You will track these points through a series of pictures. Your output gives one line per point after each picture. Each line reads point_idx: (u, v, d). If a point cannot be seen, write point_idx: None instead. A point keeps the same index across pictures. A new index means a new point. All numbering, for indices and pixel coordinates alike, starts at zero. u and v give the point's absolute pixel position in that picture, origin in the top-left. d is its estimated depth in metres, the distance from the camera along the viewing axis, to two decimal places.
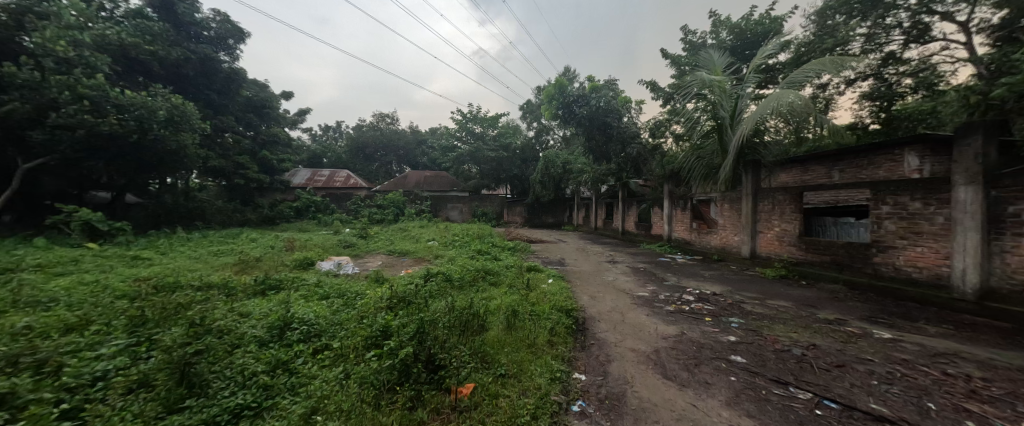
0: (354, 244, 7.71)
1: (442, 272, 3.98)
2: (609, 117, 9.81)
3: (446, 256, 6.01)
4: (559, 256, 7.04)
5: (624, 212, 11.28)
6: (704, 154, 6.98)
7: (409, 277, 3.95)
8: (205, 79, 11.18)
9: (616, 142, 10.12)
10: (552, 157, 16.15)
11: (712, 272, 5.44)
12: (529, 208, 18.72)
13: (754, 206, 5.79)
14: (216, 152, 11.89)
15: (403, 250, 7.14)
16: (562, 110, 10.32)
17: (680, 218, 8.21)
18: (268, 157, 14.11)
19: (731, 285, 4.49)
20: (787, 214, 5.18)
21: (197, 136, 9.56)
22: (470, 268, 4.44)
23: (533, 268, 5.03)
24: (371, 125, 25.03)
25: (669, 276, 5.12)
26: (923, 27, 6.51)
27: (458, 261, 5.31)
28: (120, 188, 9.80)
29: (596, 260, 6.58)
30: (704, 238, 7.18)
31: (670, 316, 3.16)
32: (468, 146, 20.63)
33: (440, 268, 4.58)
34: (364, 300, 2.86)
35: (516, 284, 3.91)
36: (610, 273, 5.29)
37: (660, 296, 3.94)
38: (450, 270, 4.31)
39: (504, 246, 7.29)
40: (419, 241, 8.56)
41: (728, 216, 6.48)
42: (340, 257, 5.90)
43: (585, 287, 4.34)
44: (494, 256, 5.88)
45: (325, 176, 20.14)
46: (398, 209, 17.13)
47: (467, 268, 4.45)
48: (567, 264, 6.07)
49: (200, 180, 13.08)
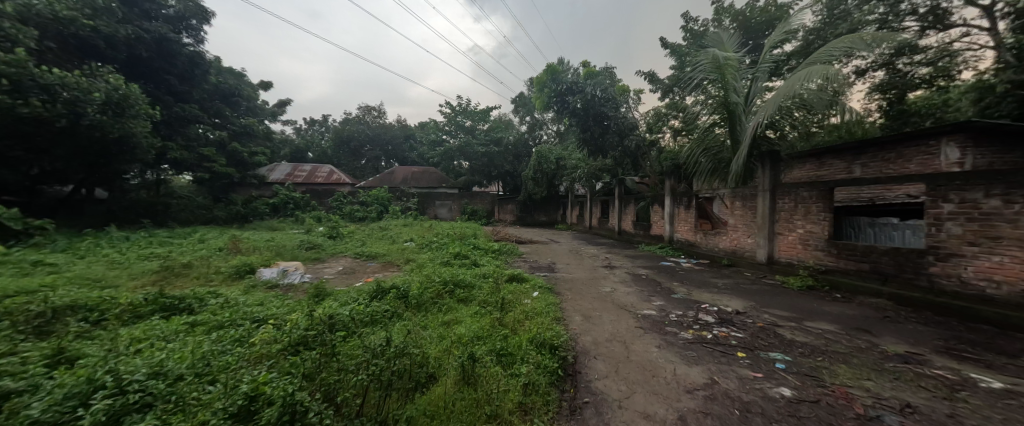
0: (320, 245, 6.87)
1: (395, 286, 3.15)
2: (606, 107, 8.92)
3: (419, 261, 5.22)
4: (548, 260, 6.25)
5: (621, 210, 10.53)
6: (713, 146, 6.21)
7: (354, 292, 3.12)
8: (164, 63, 10.17)
9: (612, 134, 9.18)
10: (545, 152, 15.36)
11: (725, 281, 4.67)
12: (521, 206, 17.96)
13: (772, 204, 5.04)
14: (179, 143, 10.93)
15: (373, 253, 6.32)
16: (554, 98, 9.33)
17: (683, 218, 7.43)
18: (238, 149, 13.17)
19: (754, 299, 3.71)
20: (814, 213, 4.42)
21: (149, 124, 8.62)
22: (435, 279, 3.61)
23: (515, 277, 4.23)
24: (357, 118, 24.05)
25: (676, 286, 4.34)
26: (941, 12, 5.73)
27: (428, 268, 4.50)
28: (81, 181, 9.20)
29: (590, 265, 5.81)
30: (711, 240, 6.41)
31: (688, 348, 2.38)
32: (458, 141, 19.77)
33: (401, 278, 3.76)
34: (262, 333, 2.02)
35: (488, 302, 3.09)
36: (606, 282, 4.52)
37: (670, 315, 3.16)
38: (409, 281, 3.47)
39: (487, 249, 6.50)
40: (396, 242, 7.74)
41: (740, 216, 5.72)
42: (293, 262, 5.05)
43: (577, 302, 3.55)
44: (473, 262, 5.07)
45: (307, 171, 19.13)
46: (383, 206, 16.24)
47: (432, 278, 3.65)
48: (558, 270, 5.31)
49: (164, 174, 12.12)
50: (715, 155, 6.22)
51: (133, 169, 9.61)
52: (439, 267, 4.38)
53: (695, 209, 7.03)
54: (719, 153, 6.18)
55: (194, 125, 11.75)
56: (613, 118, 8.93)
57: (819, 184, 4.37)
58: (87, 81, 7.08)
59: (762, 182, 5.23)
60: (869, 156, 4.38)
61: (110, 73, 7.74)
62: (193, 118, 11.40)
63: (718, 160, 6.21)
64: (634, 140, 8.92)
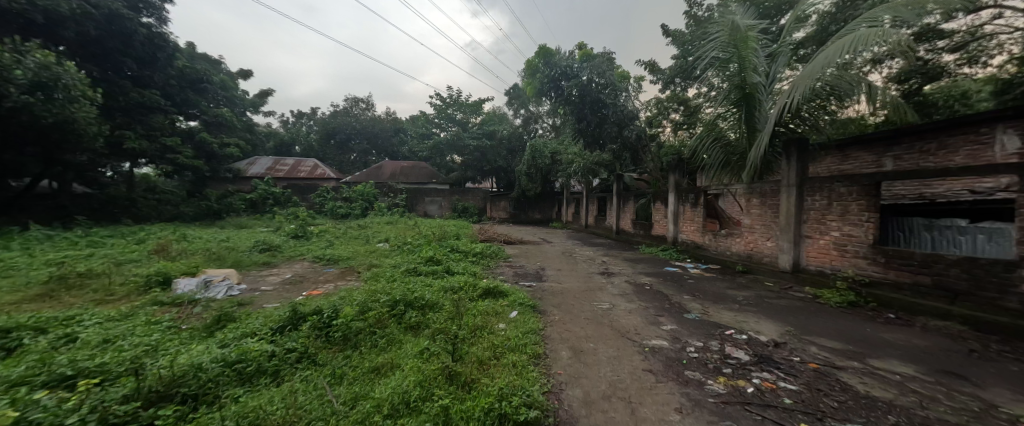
0: (279, 247, 6.01)
1: (320, 310, 2.33)
2: (604, 93, 8.07)
3: (383, 267, 4.43)
4: (537, 265, 5.45)
5: (619, 208, 9.74)
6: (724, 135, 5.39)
7: (261, 319, 2.29)
8: (116, 43, 9.29)
9: (610, 125, 8.35)
10: (540, 146, 14.56)
11: (745, 294, 3.90)
12: (515, 203, 17.15)
13: (799, 201, 4.25)
14: (137, 132, 10.04)
15: (336, 256, 5.49)
16: (547, 84, 8.49)
17: (688, 217, 6.62)
18: (208, 141, 12.26)
19: (791, 322, 2.93)
20: (856, 213, 3.64)
21: (93, 109, 7.75)
22: (382, 295, 2.79)
23: (491, 291, 3.42)
24: (344, 110, 23.05)
25: (688, 302, 3.57)
26: None
27: (386, 278, 3.67)
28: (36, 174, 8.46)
29: (585, 272, 5.03)
30: (722, 242, 5.63)
31: (724, 415, 1.59)
32: (449, 135, 18.89)
33: (342, 294, 2.94)
34: (26, 413, 1.19)
35: (444, 335, 2.27)
36: (602, 296, 3.74)
37: (688, 348, 2.37)
38: (345, 301, 2.63)
39: (468, 252, 5.69)
40: (370, 243, 6.89)
41: (757, 216, 4.93)
42: (228, 269, 4.19)
43: (565, 327, 2.75)
44: (444, 271, 4.26)
45: (290, 164, 18.18)
46: (368, 203, 15.41)
47: (378, 295, 2.82)
48: (546, 279, 4.52)
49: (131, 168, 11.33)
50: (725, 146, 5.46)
51: (82, 160, 8.71)
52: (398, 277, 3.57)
53: (703, 208, 6.22)
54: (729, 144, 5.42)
55: (157, 113, 10.85)
56: (611, 106, 8.10)
57: (862, 178, 3.58)
58: (9, 56, 6.21)
59: (785, 177, 4.43)
60: (901, 149, 4.85)
61: (42, 49, 6.86)
62: (154, 105, 10.50)
63: (730, 151, 5.45)
64: (635, 131, 8.23)
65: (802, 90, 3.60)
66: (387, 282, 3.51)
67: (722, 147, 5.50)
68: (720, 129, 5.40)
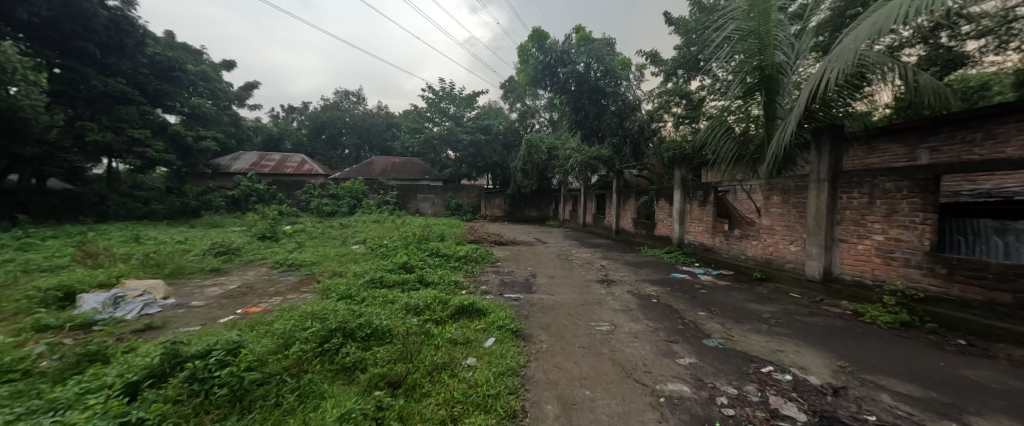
0: (238, 249, 5.36)
1: (210, 353, 1.64)
2: (603, 80, 7.38)
3: (347, 275, 3.83)
4: (528, 271, 4.82)
5: (619, 206, 9.11)
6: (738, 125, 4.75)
7: (126, 364, 1.61)
8: (75, 26, 8.63)
9: (610, 116, 7.70)
10: (535, 141, 13.93)
11: (772, 310, 3.28)
12: (510, 201, 16.54)
13: (832, 199, 3.63)
14: (102, 123, 9.37)
15: (300, 260, 4.84)
16: (542, 71, 7.76)
17: (695, 216, 5.96)
18: (183, 134, 11.55)
19: (841, 352, 2.32)
20: (908, 213, 3.02)
21: (42, 96, 7.09)
22: (313, 324, 2.12)
23: (462, 310, 2.76)
24: (334, 103, 22.26)
25: (704, 320, 2.97)
26: None
27: (335, 292, 2.99)
28: None
29: (582, 279, 4.40)
30: (735, 246, 4.99)
31: None
32: (441, 129, 18.23)
33: (271, 321, 2.31)
34: None
35: (384, 387, 1.63)
36: (601, 313, 3.12)
37: (718, 396, 1.76)
38: (258, 337, 1.95)
39: (450, 256, 5.05)
40: (345, 244, 6.24)
41: (778, 215, 4.30)
42: (149, 279, 3.44)
43: (555, 362, 2.13)
44: (414, 282, 3.59)
45: (275, 160, 17.45)
46: (356, 200, 14.76)
47: (311, 322, 2.16)
48: (537, 289, 3.90)
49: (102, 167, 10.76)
50: (738, 137, 4.83)
51: (36, 153, 8.03)
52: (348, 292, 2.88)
53: (713, 206, 5.55)
54: (743, 134, 4.78)
55: (126, 103, 10.17)
56: (611, 96, 7.48)
57: (916, 171, 2.96)
58: None
59: (814, 171, 3.80)
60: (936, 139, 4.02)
61: None
62: (121, 94, 9.82)
63: (744, 143, 4.82)
64: (637, 122, 7.69)
65: (841, 66, 2.95)
66: (336, 299, 2.83)
67: (734, 139, 4.87)
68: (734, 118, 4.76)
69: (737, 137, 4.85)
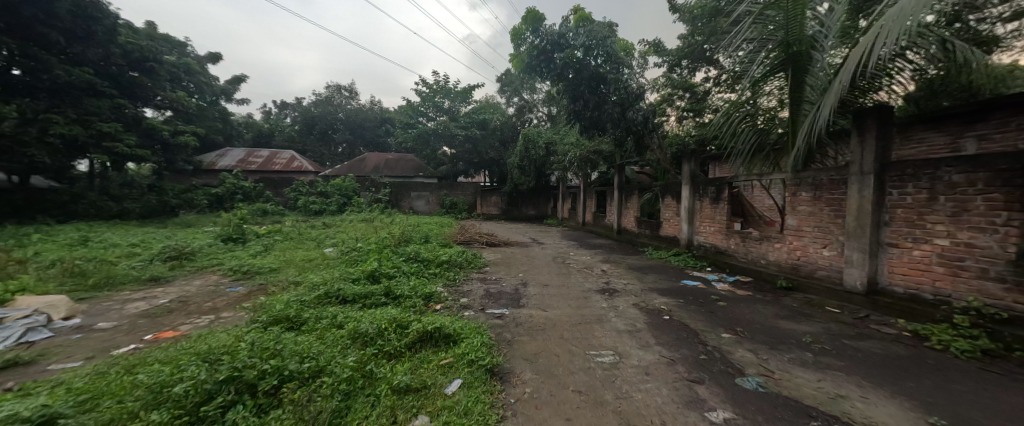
0: (193, 254, 4.75)
1: None
2: (603, 66, 6.69)
3: (300, 288, 3.23)
4: (518, 279, 4.22)
5: (621, 204, 8.51)
6: (760, 112, 4.13)
7: None
8: (35, 10, 8.08)
9: (611, 105, 6.98)
10: (532, 135, 13.31)
11: (812, 330, 2.68)
12: (507, 198, 15.95)
13: (877, 194, 3.03)
14: (69, 116, 8.75)
15: (258, 267, 4.24)
16: (536, 56, 7.08)
17: (706, 215, 5.34)
18: (158, 128, 10.91)
19: (925, 401, 1.71)
20: (983, 212, 2.43)
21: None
22: (196, 372, 1.47)
23: (422, 338, 2.16)
24: (325, 98, 21.57)
25: (731, 345, 2.36)
26: None
27: (265, 312, 2.36)
28: None
29: (579, 290, 3.80)
30: (754, 249, 4.39)
31: None
32: (436, 125, 17.61)
33: (154, 362, 1.69)
34: None
35: None
36: (602, 336, 2.53)
37: None
38: (96, 405, 1.32)
39: (430, 261, 4.45)
40: (319, 246, 5.64)
41: (807, 214, 3.70)
42: (50, 297, 2.72)
43: (538, 420, 1.54)
44: (376, 297, 2.98)
45: (264, 156, 16.83)
46: (345, 198, 14.20)
47: (190, 366, 1.53)
48: (526, 302, 3.30)
49: (81, 166, 10.41)
50: (760, 125, 4.22)
51: None
52: (280, 313, 2.26)
53: (727, 204, 4.93)
54: (765, 123, 4.17)
55: (94, 95, 9.54)
56: (611, 83, 6.79)
57: (996, 159, 2.36)
58: None
59: (855, 162, 3.19)
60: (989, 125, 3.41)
61: None
62: (88, 85, 9.19)
63: (766, 132, 4.22)
64: (640, 112, 6.84)
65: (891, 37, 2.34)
66: (264, 324, 2.21)
67: (755, 128, 4.26)
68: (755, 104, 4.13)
69: (758, 126, 4.23)
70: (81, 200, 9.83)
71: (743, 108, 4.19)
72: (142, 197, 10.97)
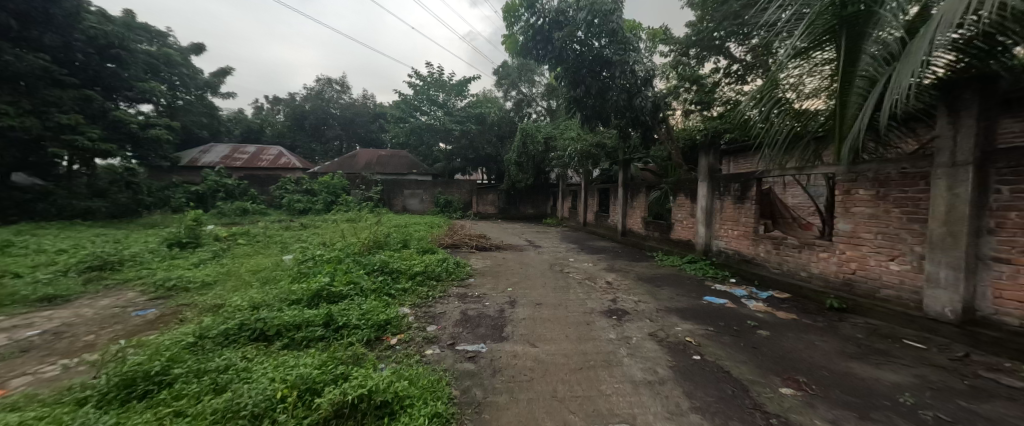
0: (122, 263, 3.99)
1: None
2: (607, 48, 5.94)
3: (216, 314, 2.47)
4: (506, 296, 3.46)
5: (627, 203, 7.74)
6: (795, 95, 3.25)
7: None
8: None
9: (616, 91, 6.18)
10: (530, 130, 12.51)
11: (904, 380, 1.93)
12: (505, 196, 15.20)
13: (979, 192, 2.27)
14: (21, 106, 7.99)
15: (190, 280, 3.48)
16: (533, 36, 6.30)
17: (728, 216, 4.57)
18: (127, 120, 9.87)
19: None
20: None
21: None
22: None
23: (341, 410, 1.42)
24: (316, 92, 20.79)
25: (803, 413, 1.61)
26: None
27: (118, 361, 1.60)
28: None
29: (581, 312, 3.05)
30: (791, 258, 3.63)
31: None
32: (430, 119, 16.79)
33: None
34: None
35: None
36: (612, 393, 1.78)
37: None
38: None
39: (400, 274, 3.67)
40: (280, 252, 4.90)
41: (868, 216, 2.94)
42: None
43: None
44: (311, 330, 2.23)
45: (249, 152, 16.10)
46: (334, 196, 13.47)
47: None
48: (511, 332, 2.54)
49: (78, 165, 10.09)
50: (795, 111, 3.34)
51: None
52: (135, 370, 1.51)
53: (755, 204, 4.16)
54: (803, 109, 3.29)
55: (50, 83, 8.72)
56: (617, 67, 6.00)
57: None
58: None
59: (942, 150, 2.44)
60: None
61: None
62: (43, 72, 8.42)
63: (804, 118, 3.38)
64: (649, 99, 6.03)
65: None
66: (106, 390, 1.46)
67: (788, 115, 3.40)
68: (789, 87, 3.22)
69: (792, 112, 3.36)
70: (45, 198, 9.22)
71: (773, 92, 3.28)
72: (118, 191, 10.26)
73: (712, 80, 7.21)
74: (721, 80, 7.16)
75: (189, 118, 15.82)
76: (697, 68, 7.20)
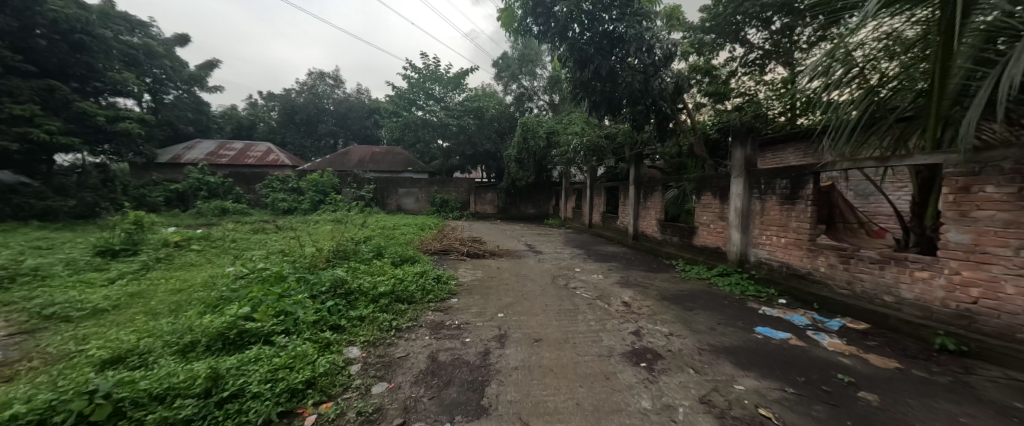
0: (13, 280, 3.17)
1: None
2: (615, 24, 5.15)
3: (39, 376, 1.61)
4: (495, 327, 2.62)
5: (639, 203, 6.89)
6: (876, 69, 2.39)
7: None
8: None
9: (628, 72, 5.33)
10: (531, 124, 11.62)
11: None
12: (504, 196, 14.35)
13: None
14: None
15: (77, 305, 2.64)
16: (531, 10, 5.45)
17: (772, 219, 3.71)
18: (93, 112, 9.05)
19: None
20: None
21: None
22: None
23: None
24: (309, 87, 20.10)
25: None
26: None
27: None
28: None
29: (596, 354, 2.21)
30: (868, 277, 2.78)
31: None
32: (426, 114, 15.93)
33: None
34: None
35: None
36: None
37: None
38: None
39: (359, 298, 2.83)
40: (227, 262, 4.06)
41: (1004, 224, 2.07)
42: None
43: None
44: (176, 407, 1.42)
45: (236, 149, 15.34)
46: (321, 195, 12.64)
47: None
48: (494, 399, 1.70)
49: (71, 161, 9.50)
50: (874, 91, 2.48)
51: None
52: None
53: (811, 205, 3.30)
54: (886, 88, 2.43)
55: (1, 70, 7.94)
56: (630, 43, 5.16)
57: None
58: None
59: None
60: None
61: None
62: None
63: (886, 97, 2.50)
64: (668, 81, 5.21)
65: None
66: None
67: (865, 96, 2.53)
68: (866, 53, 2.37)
69: (871, 88, 2.49)
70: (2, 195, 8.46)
71: (845, 62, 2.41)
72: (94, 186, 9.61)
73: (729, 67, 6.37)
74: (737, 69, 6.29)
75: (174, 112, 15.34)
76: (710, 58, 6.30)
